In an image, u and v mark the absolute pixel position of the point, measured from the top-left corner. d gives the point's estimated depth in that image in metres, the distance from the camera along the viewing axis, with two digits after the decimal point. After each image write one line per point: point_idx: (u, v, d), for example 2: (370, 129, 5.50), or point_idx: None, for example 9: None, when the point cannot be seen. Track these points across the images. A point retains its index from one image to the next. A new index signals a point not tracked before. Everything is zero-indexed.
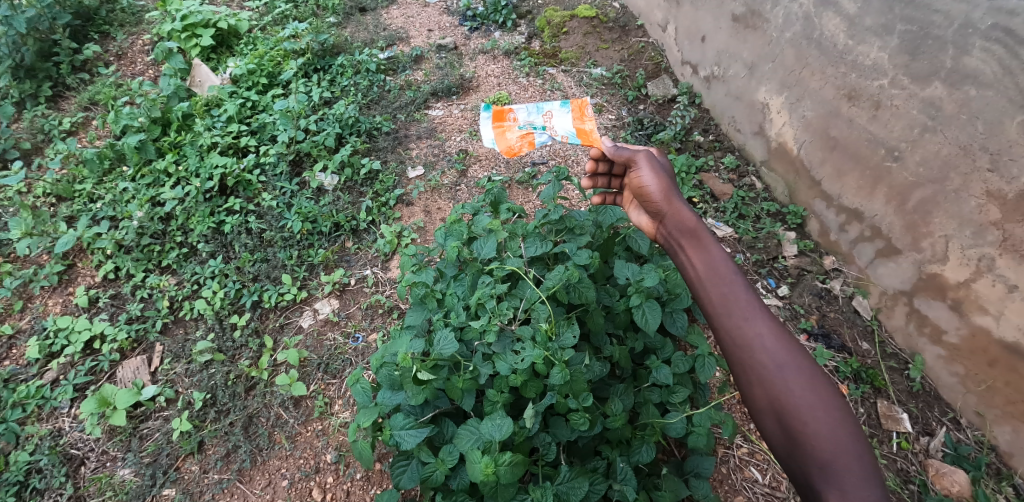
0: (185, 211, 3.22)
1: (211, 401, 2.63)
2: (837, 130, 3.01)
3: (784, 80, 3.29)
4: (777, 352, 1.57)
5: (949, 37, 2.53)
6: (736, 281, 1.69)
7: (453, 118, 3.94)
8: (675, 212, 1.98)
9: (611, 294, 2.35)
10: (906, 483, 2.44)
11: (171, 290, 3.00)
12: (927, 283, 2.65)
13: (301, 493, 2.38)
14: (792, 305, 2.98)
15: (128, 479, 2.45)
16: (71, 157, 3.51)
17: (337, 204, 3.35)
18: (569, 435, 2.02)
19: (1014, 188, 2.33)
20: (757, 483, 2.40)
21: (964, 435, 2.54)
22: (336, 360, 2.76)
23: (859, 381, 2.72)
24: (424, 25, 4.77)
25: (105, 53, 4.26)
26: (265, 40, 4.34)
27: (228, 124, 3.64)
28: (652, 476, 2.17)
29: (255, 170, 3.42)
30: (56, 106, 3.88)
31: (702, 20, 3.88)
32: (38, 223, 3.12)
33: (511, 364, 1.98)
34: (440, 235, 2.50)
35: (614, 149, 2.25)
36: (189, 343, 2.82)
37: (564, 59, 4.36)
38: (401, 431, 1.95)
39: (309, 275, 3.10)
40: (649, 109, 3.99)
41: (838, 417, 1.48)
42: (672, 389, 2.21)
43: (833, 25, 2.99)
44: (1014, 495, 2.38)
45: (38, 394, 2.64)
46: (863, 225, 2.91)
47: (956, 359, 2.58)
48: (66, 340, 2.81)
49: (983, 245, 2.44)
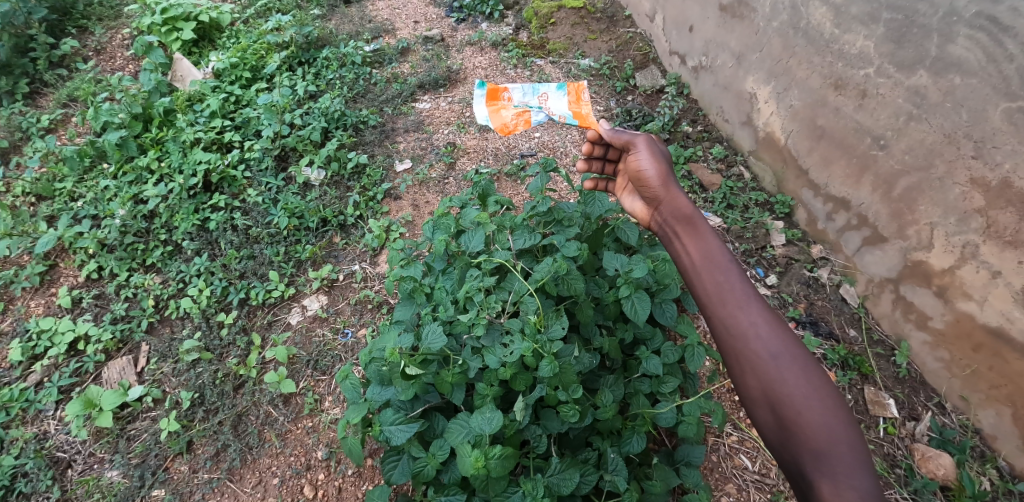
0: (169, 208, 3.18)
1: (199, 400, 2.61)
2: (824, 119, 3.02)
3: (772, 69, 3.29)
4: (771, 341, 1.58)
5: (933, 26, 2.54)
6: (731, 270, 1.69)
7: (441, 111, 3.91)
8: (672, 198, 1.98)
9: (600, 285, 2.35)
10: (893, 468, 2.48)
11: (156, 289, 2.96)
12: (912, 271, 2.67)
13: (292, 491, 2.37)
14: (780, 294, 3.00)
15: (116, 481, 2.42)
16: (51, 156, 3.44)
17: (324, 199, 3.31)
18: (559, 427, 2.01)
19: (998, 175, 2.36)
20: (747, 470, 2.42)
21: (948, 419, 2.58)
22: (326, 357, 2.75)
23: (846, 367, 2.74)
24: (410, 17, 4.72)
25: (83, 48, 4.17)
26: (248, 33, 4.28)
27: (211, 119, 3.59)
28: (643, 466, 2.18)
29: (240, 165, 3.37)
30: (34, 102, 3.81)
31: (690, 10, 3.88)
32: (17, 223, 3.09)
33: (500, 357, 1.96)
34: (429, 228, 2.50)
35: (613, 132, 2.23)
36: (176, 342, 2.79)
37: (552, 50, 4.33)
38: (390, 427, 1.95)
39: (297, 271, 3.08)
40: (638, 100, 3.97)
41: (832, 406, 1.49)
42: (662, 379, 2.23)
43: (820, 14, 2.99)
44: (998, 477, 2.42)
45: (22, 397, 2.61)
46: (851, 213, 2.92)
47: (941, 344, 2.61)
48: (50, 342, 2.77)
49: (967, 231, 2.47)
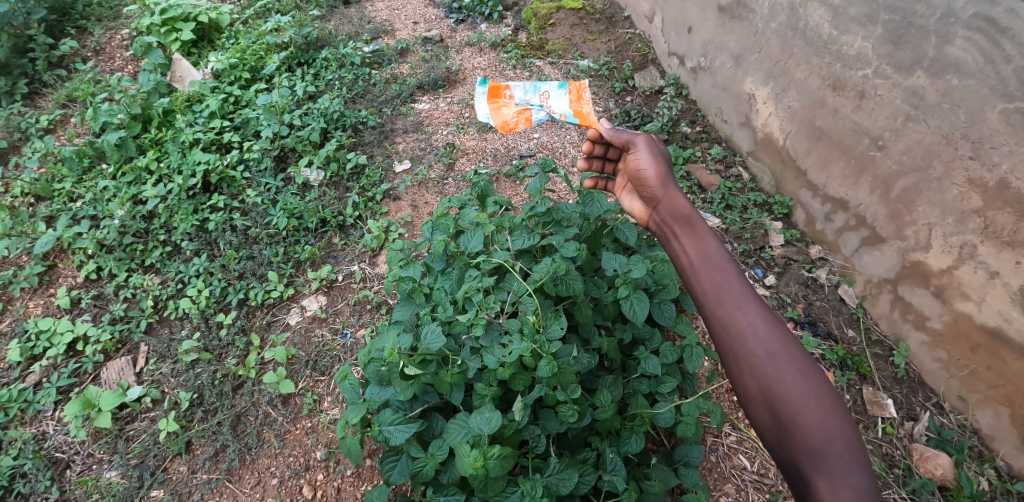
0: (168, 208, 3.18)
1: (198, 400, 2.61)
2: (822, 120, 3.02)
3: (770, 70, 3.29)
4: (769, 340, 1.58)
5: (931, 27, 2.54)
6: (729, 269, 1.70)
7: (440, 112, 3.91)
8: (670, 198, 1.99)
9: (599, 286, 2.36)
10: (892, 468, 2.48)
11: (155, 289, 2.96)
12: (910, 271, 2.68)
13: (291, 492, 2.37)
14: (779, 294, 3.00)
15: (115, 481, 2.42)
16: (49, 156, 3.44)
17: (323, 199, 3.32)
18: (558, 427, 2.01)
19: (995, 176, 2.36)
20: (745, 470, 2.42)
21: (947, 419, 2.58)
22: (325, 357, 2.75)
23: (845, 368, 2.75)
24: (409, 17, 4.72)
25: (83, 48, 4.17)
26: (247, 34, 4.28)
27: (210, 119, 3.59)
28: (641, 466, 2.18)
29: (239, 166, 3.37)
30: (33, 102, 3.81)
31: (688, 11, 3.89)
32: (16, 224, 3.09)
33: (499, 357, 1.96)
34: (428, 229, 2.50)
35: (613, 132, 2.24)
36: (175, 343, 2.79)
37: (551, 50, 4.33)
38: (389, 427, 1.96)
39: (296, 272, 3.08)
40: (637, 100, 3.98)
41: (829, 405, 1.49)
42: (661, 379, 2.23)
43: (818, 15, 3.00)
44: (996, 477, 2.42)
45: (21, 398, 2.60)
46: (849, 214, 2.93)
47: (939, 345, 2.62)
48: (49, 342, 2.76)
49: (965, 232, 2.47)
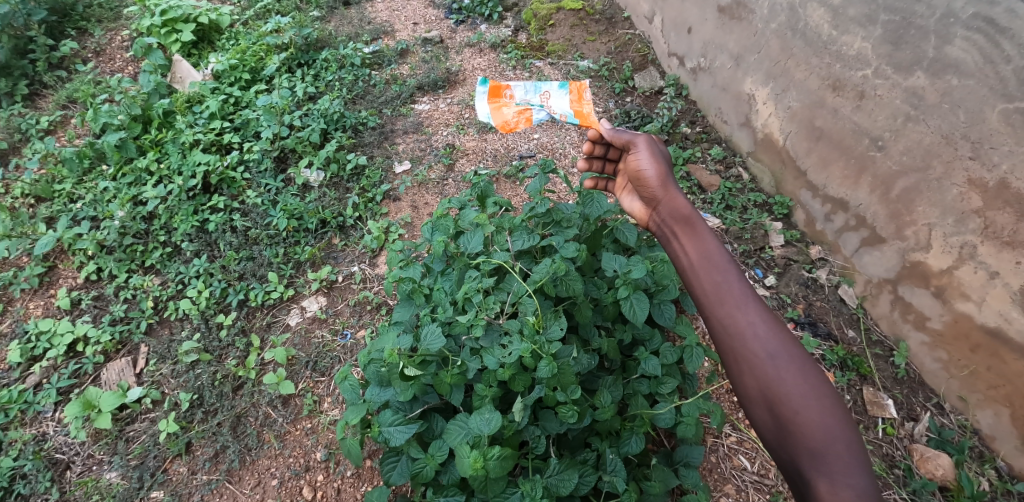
0: (168, 209, 3.18)
1: (198, 401, 2.61)
2: (822, 120, 3.02)
3: (770, 71, 3.29)
4: (769, 340, 1.58)
5: (931, 27, 2.54)
6: (729, 270, 1.70)
7: (439, 113, 3.91)
8: (670, 198, 1.99)
9: (599, 286, 2.36)
10: (892, 468, 2.48)
11: (155, 290, 2.96)
12: (910, 272, 2.68)
13: (291, 492, 2.37)
14: (779, 295, 3.00)
15: (115, 482, 2.42)
16: (49, 157, 3.44)
17: (323, 200, 3.32)
18: (558, 427, 2.01)
19: (995, 176, 2.36)
20: (746, 471, 2.42)
21: (947, 419, 2.58)
22: (324, 358, 2.75)
23: (845, 368, 2.74)
24: (409, 18, 4.72)
25: (83, 49, 4.17)
26: (247, 35, 4.28)
27: (210, 120, 3.59)
28: (641, 466, 2.18)
29: (239, 167, 3.38)
30: (34, 103, 3.81)
31: (688, 12, 3.89)
32: (16, 225, 3.09)
33: (499, 358, 1.96)
34: (428, 229, 2.50)
35: (613, 132, 2.24)
36: (175, 343, 2.79)
37: (551, 51, 4.33)
38: (389, 428, 1.96)
39: (296, 273, 3.08)
40: (637, 101, 3.98)
41: (829, 405, 1.49)
42: (661, 380, 2.23)
43: (817, 16, 3.00)
44: (996, 477, 2.42)
45: (21, 399, 2.61)
46: (849, 214, 2.93)
47: (939, 345, 2.62)
48: (49, 343, 2.76)
49: (965, 232, 2.47)
